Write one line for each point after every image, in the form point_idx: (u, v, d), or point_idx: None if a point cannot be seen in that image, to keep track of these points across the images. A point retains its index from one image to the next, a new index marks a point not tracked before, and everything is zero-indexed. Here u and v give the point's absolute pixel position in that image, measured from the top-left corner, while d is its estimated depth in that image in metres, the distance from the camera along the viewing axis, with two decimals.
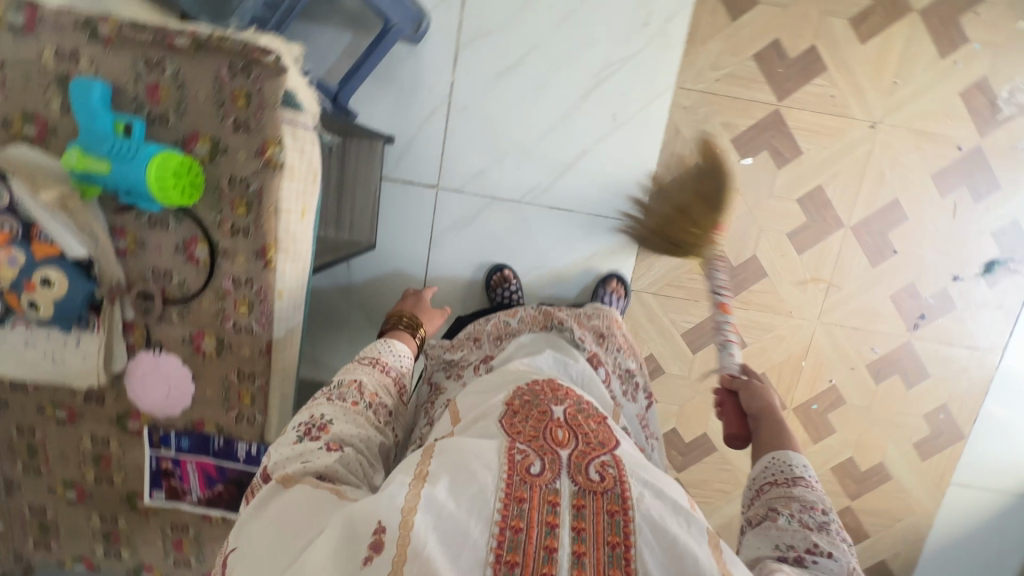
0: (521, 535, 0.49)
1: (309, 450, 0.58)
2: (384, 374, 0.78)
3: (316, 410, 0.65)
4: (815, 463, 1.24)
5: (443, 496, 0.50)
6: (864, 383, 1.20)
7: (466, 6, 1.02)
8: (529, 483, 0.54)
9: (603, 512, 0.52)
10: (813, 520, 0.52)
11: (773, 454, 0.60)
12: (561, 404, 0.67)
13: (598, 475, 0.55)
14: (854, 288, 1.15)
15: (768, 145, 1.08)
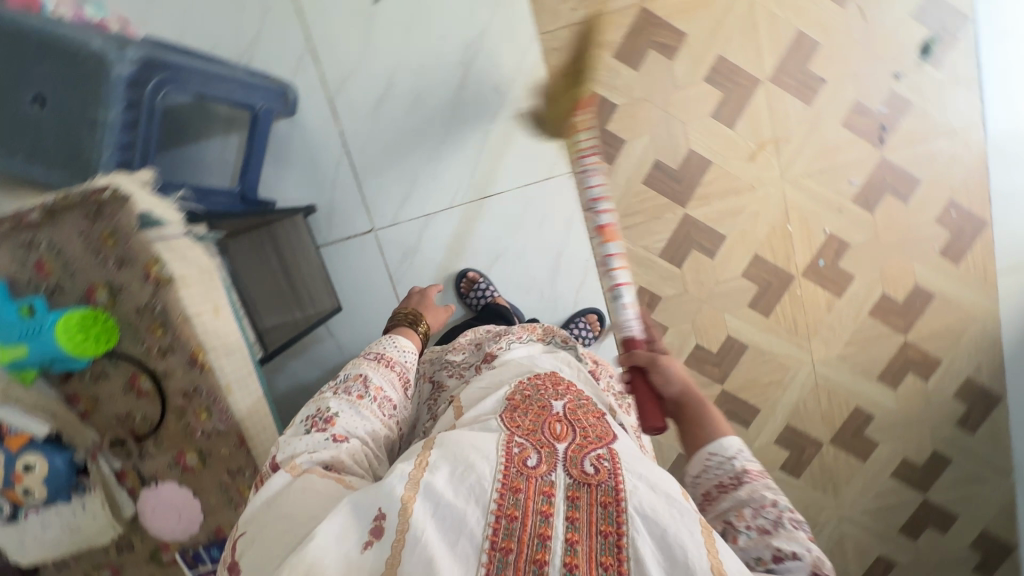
0: (514, 523, 0.53)
1: (317, 444, 0.63)
2: (391, 367, 0.82)
3: (328, 404, 0.69)
4: (850, 315, 1.19)
5: (440, 481, 0.55)
6: (859, 218, 1.14)
7: (320, 60, 1.06)
8: (524, 474, 0.58)
9: (596, 503, 0.55)
10: (767, 520, 0.54)
11: (710, 453, 0.62)
12: (560, 401, 0.73)
13: (592, 468, 0.59)
14: (802, 134, 1.11)
15: (651, 43, 1.06)
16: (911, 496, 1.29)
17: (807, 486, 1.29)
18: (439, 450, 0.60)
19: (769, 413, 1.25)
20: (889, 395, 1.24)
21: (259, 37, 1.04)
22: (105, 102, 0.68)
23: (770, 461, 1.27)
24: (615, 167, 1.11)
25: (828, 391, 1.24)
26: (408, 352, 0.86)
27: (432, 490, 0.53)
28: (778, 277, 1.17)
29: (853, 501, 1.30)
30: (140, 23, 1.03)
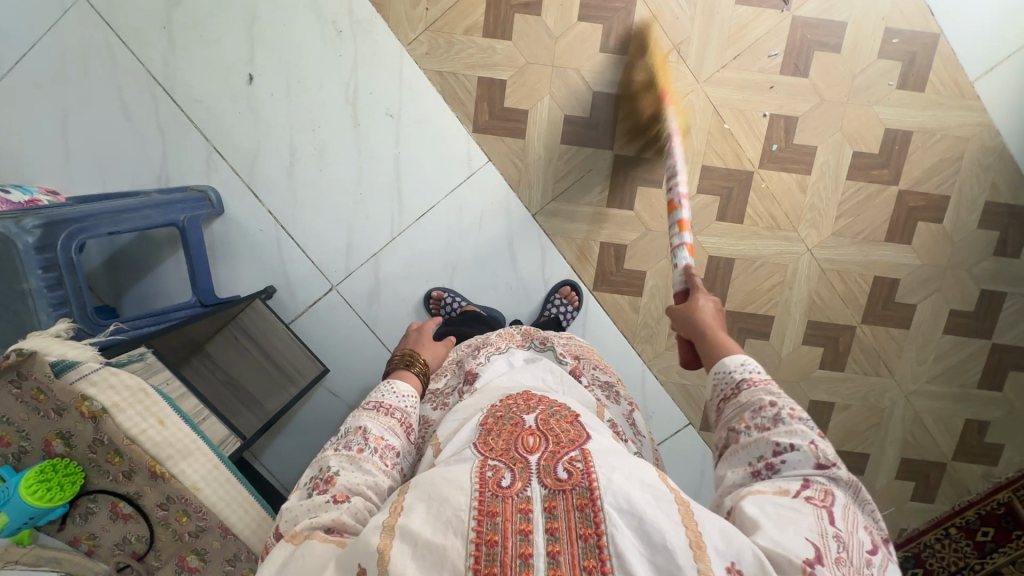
0: (496, 550, 0.44)
1: (319, 508, 0.57)
2: (392, 414, 0.71)
3: (325, 462, 0.62)
4: (829, 186, 1.11)
5: (418, 522, 0.46)
6: (794, 87, 1.07)
7: (225, 153, 1.10)
8: (500, 495, 0.48)
9: (575, 507, 0.46)
10: (767, 419, 0.55)
11: (718, 369, 0.63)
12: (533, 411, 0.61)
13: (565, 472, 0.50)
14: (699, 30, 1.05)
15: (514, 9, 1.05)
16: (975, 346, 1.18)
17: (857, 375, 1.20)
18: (419, 489, 0.50)
19: (786, 316, 1.17)
20: (907, 252, 1.14)
21: (165, 155, 1.10)
22: (24, 272, 0.74)
23: (806, 363, 1.19)
24: (530, 139, 1.09)
25: (839, 272, 1.15)
26: (409, 395, 0.76)
27: (409, 534, 0.45)
28: (736, 180, 1.10)
29: (914, 373, 1.20)
30: (65, 187, 1.11)
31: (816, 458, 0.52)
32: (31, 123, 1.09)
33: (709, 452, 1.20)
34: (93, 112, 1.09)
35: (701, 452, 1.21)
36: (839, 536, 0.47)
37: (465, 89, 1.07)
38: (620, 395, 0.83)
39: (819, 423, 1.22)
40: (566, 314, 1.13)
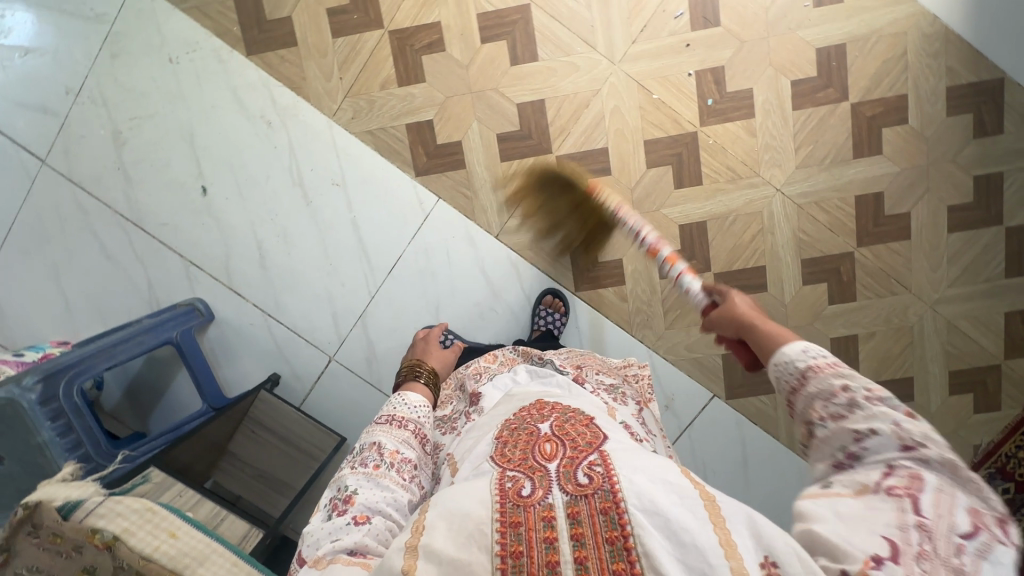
0: (523, 562, 0.40)
1: (340, 528, 0.54)
2: (406, 427, 0.68)
3: (343, 480, 0.61)
4: (776, 121, 1.08)
5: (442, 536, 0.42)
6: (709, 39, 1.06)
7: (200, 264, 1.17)
8: (521, 505, 0.44)
9: (599, 511, 0.42)
10: (841, 406, 0.47)
11: (777, 360, 0.54)
12: (546, 419, 0.58)
13: (586, 477, 0.46)
14: (599, 15, 1.06)
15: (419, 52, 1.08)
16: (990, 234, 1.11)
17: (872, 301, 1.14)
18: (442, 500, 0.46)
19: (777, 262, 1.13)
20: (881, 162, 1.09)
21: (150, 281, 1.18)
22: (34, 427, 0.80)
23: (814, 303, 1.14)
24: (471, 166, 1.11)
25: (817, 203, 1.11)
26: (420, 404, 0.73)
27: (434, 552, 0.41)
28: (682, 145, 1.09)
29: (933, 281, 1.13)
30: (72, 335, 1.19)
31: (902, 440, 0.43)
32: (31, 288, 1.19)
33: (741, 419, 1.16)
34: (79, 260, 1.18)
35: (735, 422, 1.16)
36: (925, 526, 0.38)
37: (397, 139, 1.11)
38: (627, 396, 0.75)
39: (849, 359, 1.16)
40: (557, 323, 1.11)
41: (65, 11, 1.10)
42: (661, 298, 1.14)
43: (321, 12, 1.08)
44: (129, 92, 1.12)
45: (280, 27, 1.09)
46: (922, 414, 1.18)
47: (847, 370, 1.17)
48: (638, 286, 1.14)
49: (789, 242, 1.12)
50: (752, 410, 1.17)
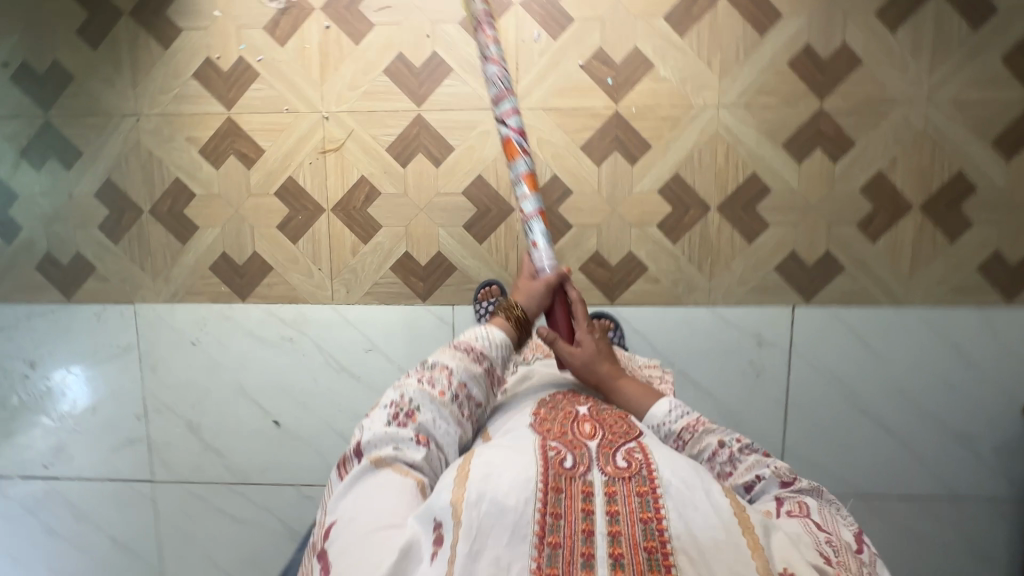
0: (559, 522, 0.54)
1: (403, 440, 0.66)
2: (480, 364, 0.75)
3: (410, 392, 0.70)
4: (676, 56, 1.10)
5: (490, 495, 0.55)
6: (575, 36, 1.11)
7: (310, 481, 1.26)
8: (566, 475, 0.59)
9: (637, 492, 0.58)
10: (725, 460, 0.72)
11: (656, 419, 0.76)
12: (584, 403, 0.75)
13: (624, 462, 0.62)
14: (477, 82, 1.13)
15: (363, 207, 1.18)
16: (932, 7, 1.07)
17: (872, 133, 1.11)
18: (485, 458, 0.60)
19: (764, 162, 1.12)
20: (788, 22, 1.09)
21: (282, 519, 1.28)
22: None
23: (823, 171, 1.12)
24: (461, 263, 1.18)
25: (761, 93, 1.10)
26: (501, 339, 0.78)
27: (478, 506, 0.54)
28: (614, 129, 1.12)
29: (914, 81, 1.09)
30: None
31: (780, 477, 0.68)
32: None
33: (830, 311, 1.15)
34: (221, 537, 1.30)
35: (827, 315, 1.15)
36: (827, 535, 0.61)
37: (393, 285, 1.20)
38: None
39: (891, 195, 1.12)
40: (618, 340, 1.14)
41: (101, 363, 1.26)
42: (690, 259, 1.15)
43: (274, 231, 1.20)
44: (181, 387, 1.26)
45: (253, 264, 1.22)
46: (996, 194, 1.11)
47: (897, 204, 1.12)
48: (663, 263, 1.15)
49: (761, 139, 1.11)
50: (836, 296, 1.15)
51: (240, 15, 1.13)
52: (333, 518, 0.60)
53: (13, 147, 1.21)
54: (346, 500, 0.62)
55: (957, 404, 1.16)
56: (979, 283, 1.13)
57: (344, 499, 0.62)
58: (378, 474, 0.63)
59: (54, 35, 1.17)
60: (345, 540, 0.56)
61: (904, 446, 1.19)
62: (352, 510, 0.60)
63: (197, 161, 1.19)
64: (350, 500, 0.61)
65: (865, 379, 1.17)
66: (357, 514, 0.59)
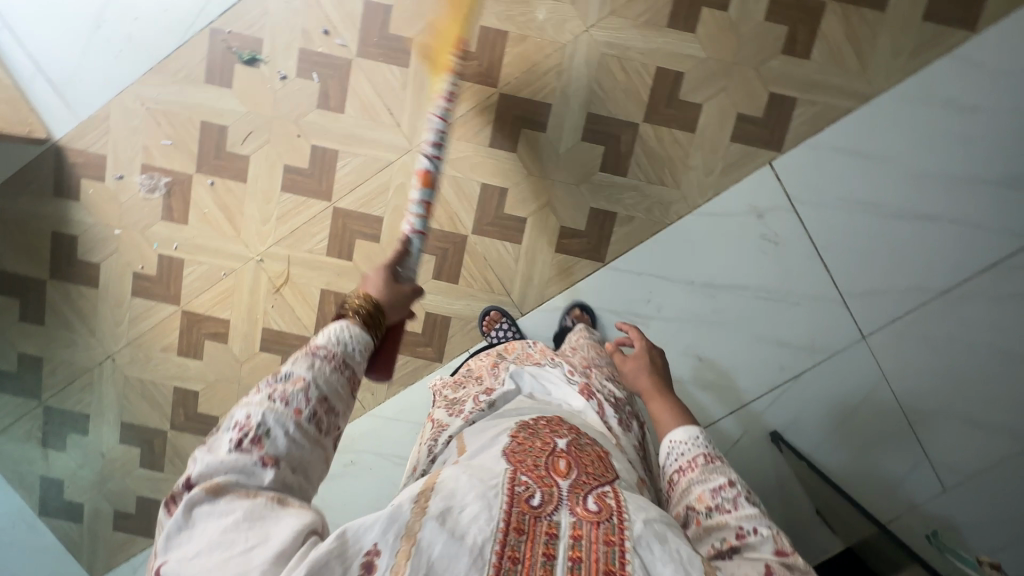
0: (517, 569, 0.40)
1: (247, 469, 0.43)
2: (342, 368, 0.53)
3: (255, 411, 0.47)
4: (522, 11, 1.05)
5: (436, 538, 0.39)
6: (423, 51, 1.07)
7: None
8: (531, 514, 0.43)
9: (602, 542, 0.42)
10: (727, 499, 0.55)
11: (670, 438, 0.65)
12: (564, 433, 0.56)
13: (596, 503, 0.46)
14: (365, 147, 1.10)
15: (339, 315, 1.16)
16: None
17: None
18: (445, 488, 0.44)
19: (660, 52, 1.05)
20: None
21: None
22: None
23: (720, 24, 1.04)
24: (452, 310, 1.14)
25: None
26: (366, 335, 0.56)
27: (425, 552, 0.38)
28: (509, 111, 1.08)
29: None
30: None
31: (777, 544, 0.50)
32: None
33: (807, 146, 1.08)
34: None
35: (809, 149, 1.08)
36: None
37: (407, 363, 1.16)
38: (628, 418, 0.74)
39: (798, 6, 1.04)
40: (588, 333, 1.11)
41: None
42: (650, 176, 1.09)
43: None
44: None
45: None
46: None
47: (809, 10, 1.04)
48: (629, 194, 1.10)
49: (645, 33, 1.05)
50: (804, 128, 1.07)
51: (137, 221, 1.14)
52: (162, 565, 0.40)
53: (36, 445, 1.25)
54: (178, 540, 0.40)
55: (982, 154, 1.08)
56: (934, 33, 1.04)
57: (175, 544, 0.40)
58: (213, 512, 0.41)
59: (6, 333, 1.20)
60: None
61: (956, 223, 1.10)
62: (189, 551, 0.40)
63: (181, 363, 1.20)
64: (184, 540, 0.40)
65: (880, 186, 1.10)
66: (199, 554, 0.39)
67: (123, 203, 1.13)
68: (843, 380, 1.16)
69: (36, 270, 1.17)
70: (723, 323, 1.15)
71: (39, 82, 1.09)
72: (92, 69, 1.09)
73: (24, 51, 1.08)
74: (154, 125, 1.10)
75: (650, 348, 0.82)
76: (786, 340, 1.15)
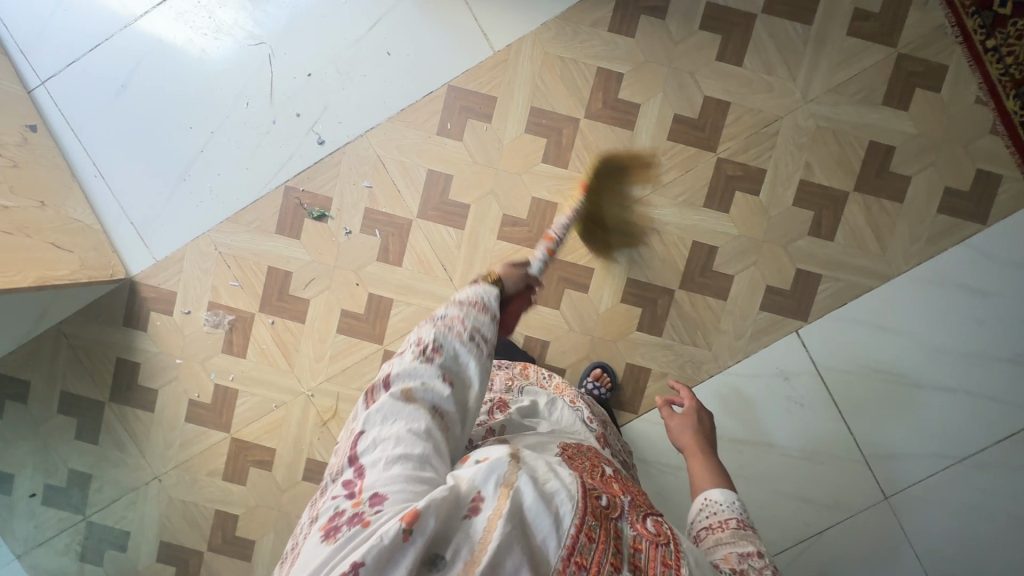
0: (591, 546, 0.45)
1: (430, 379, 0.55)
2: (487, 313, 0.62)
3: (431, 337, 0.58)
4: (571, 185, 1.14)
5: (529, 491, 0.45)
6: (478, 216, 1.16)
7: None
8: (601, 513, 0.48)
9: (661, 563, 0.47)
10: (755, 568, 0.55)
11: (705, 495, 0.65)
12: (608, 465, 0.66)
13: (655, 526, 0.51)
14: (419, 296, 1.18)
15: None
16: (761, 24, 1.11)
17: (774, 153, 1.13)
18: (530, 463, 0.49)
19: (696, 227, 1.15)
20: (647, 109, 1.13)
21: None
22: None
23: (752, 207, 1.14)
24: None
25: (660, 174, 1.14)
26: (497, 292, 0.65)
27: (520, 497, 0.44)
28: (554, 272, 1.16)
29: (785, 93, 1.12)
30: None
31: None
32: None
33: (832, 319, 1.16)
34: None
35: (832, 322, 1.16)
36: None
37: None
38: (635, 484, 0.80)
39: (823, 194, 1.13)
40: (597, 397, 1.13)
41: None
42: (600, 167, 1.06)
43: None
44: None
45: None
46: (913, 142, 1.12)
47: (834, 198, 1.13)
48: (655, 238, 1.14)
49: (682, 210, 1.15)
50: (829, 301, 1.16)
51: (198, 352, 1.21)
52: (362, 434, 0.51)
53: (73, 557, 1.27)
54: (375, 418, 0.51)
55: (994, 333, 1.15)
56: (948, 223, 1.13)
57: (370, 422, 0.51)
58: (400, 413, 0.51)
59: (60, 450, 1.25)
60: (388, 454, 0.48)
61: (969, 394, 1.17)
62: (382, 432, 0.50)
63: (225, 486, 1.24)
64: (376, 422, 0.51)
65: (898, 357, 1.17)
66: (392, 435, 0.49)
67: (187, 336, 1.21)
68: (869, 541, 1.18)
69: (97, 393, 1.23)
70: (751, 475, 1.19)
71: (123, 224, 1.18)
72: (174, 215, 1.18)
73: (112, 195, 1.18)
74: (223, 268, 1.19)
75: (699, 409, 0.84)
76: (810, 497, 1.19)
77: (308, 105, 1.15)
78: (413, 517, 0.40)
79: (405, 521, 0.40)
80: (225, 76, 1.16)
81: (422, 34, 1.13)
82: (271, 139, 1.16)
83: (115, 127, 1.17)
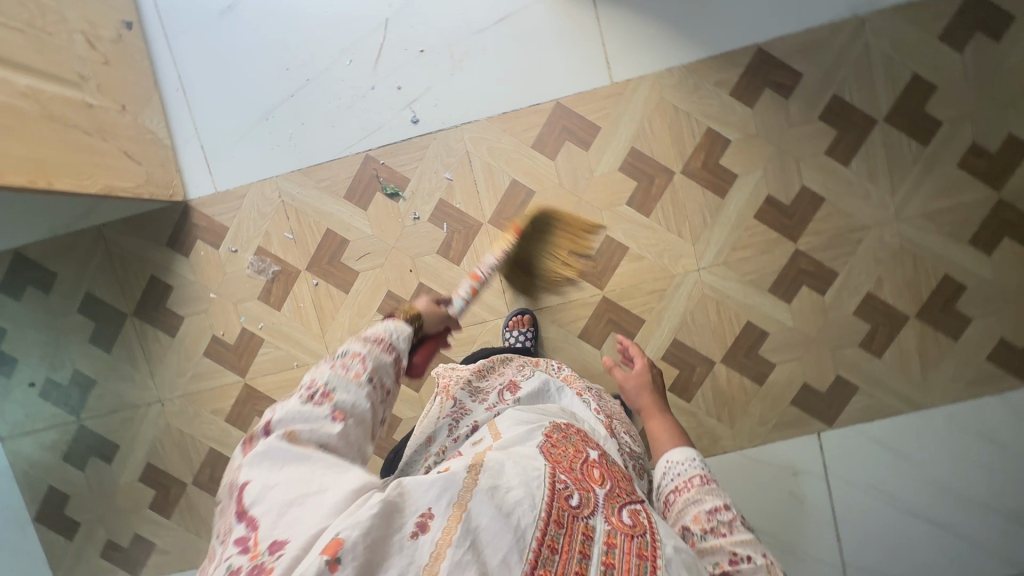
0: (555, 559, 0.38)
1: (317, 421, 0.47)
2: (391, 352, 0.57)
3: (321, 375, 0.51)
4: (646, 234, 1.13)
5: (485, 511, 0.38)
6: None
7: None
8: (568, 510, 0.42)
9: (635, 554, 0.41)
10: (723, 523, 0.52)
11: (668, 458, 0.64)
12: (596, 450, 0.56)
13: (629, 519, 0.45)
14: None
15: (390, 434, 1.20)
16: (878, 131, 1.10)
17: (852, 260, 1.13)
18: (492, 468, 0.43)
19: (755, 309, 1.15)
20: (742, 182, 1.12)
21: None
22: None
23: (814, 304, 1.14)
24: None
25: (736, 248, 1.13)
26: (410, 332, 0.61)
27: (474, 521, 0.37)
28: (606, 314, 1.16)
29: (879, 204, 1.11)
30: None
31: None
32: None
33: (853, 429, 1.18)
34: None
35: (853, 433, 1.18)
36: None
37: None
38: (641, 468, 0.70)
39: (885, 312, 1.14)
40: None
41: None
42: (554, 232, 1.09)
43: None
44: None
45: None
46: (986, 286, 1.13)
47: (893, 318, 1.14)
48: (712, 308, 1.15)
49: (746, 287, 1.14)
50: (858, 413, 1.17)
51: (234, 292, 1.19)
52: (247, 483, 0.41)
53: (56, 454, 1.26)
54: (260, 468, 0.42)
55: (1007, 487, 1.16)
56: (993, 373, 1.15)
57: (258, 467, 0.42)
58: (288, 454, 0.43)
59: (70, 349, 1.23)
60: (288, 495, 0.39)
61: (963, 538, 1.17)
62: (271, 478, 0.41)
63: (225, 428, 1.23)
64: (268, 468, 0.42)
65: (904, 483, 1.18)
66: (287, 480, 0.41)
67: (228, 273, 1.19)
68: None
69: (122, 304, 1.21)
70: None
71: (192, 145, 1.15)
72: (246, 150, 1.15)
73: (190, 114, 1.14)
74: (282, 217, 1.16)
75: (653, 370, 0.93)
76: None
77: (412, 82, 1.12)
78: (338, 549, 0.34)
79: (329, 552, 0.33)
80: (335, 28, 1.12)
81: (545, 44, 1.11)
82: (365, 103, 1.13)
83: (208, 47, 1.13)
